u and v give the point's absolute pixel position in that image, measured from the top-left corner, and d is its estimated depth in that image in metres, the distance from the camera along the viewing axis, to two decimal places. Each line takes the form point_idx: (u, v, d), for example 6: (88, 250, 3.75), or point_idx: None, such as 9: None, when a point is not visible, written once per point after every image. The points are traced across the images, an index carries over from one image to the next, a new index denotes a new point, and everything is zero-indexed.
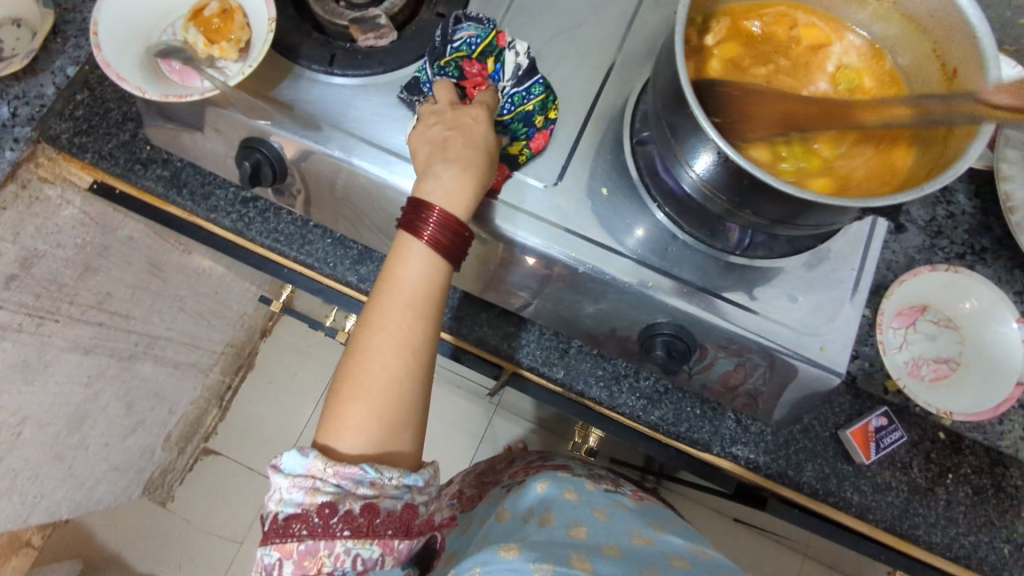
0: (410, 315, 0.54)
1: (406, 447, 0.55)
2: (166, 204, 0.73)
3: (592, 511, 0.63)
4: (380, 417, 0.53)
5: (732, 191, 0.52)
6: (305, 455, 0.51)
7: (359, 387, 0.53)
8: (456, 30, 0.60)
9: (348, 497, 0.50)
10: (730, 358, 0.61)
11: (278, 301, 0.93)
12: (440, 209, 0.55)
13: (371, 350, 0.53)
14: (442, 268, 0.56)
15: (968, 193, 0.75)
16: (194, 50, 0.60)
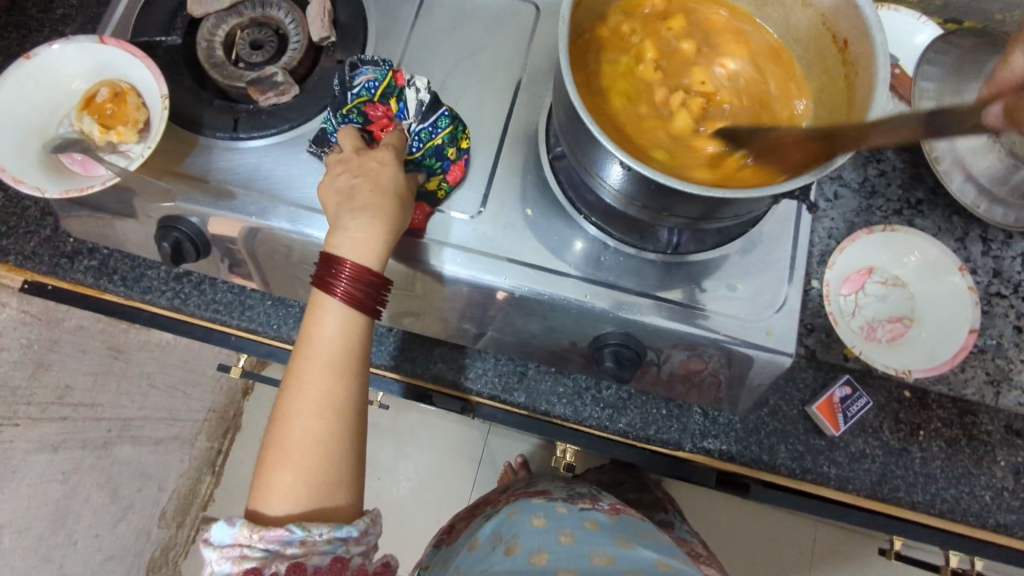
0: (331, 373, 0.54)
1: (340, 506, 0.54)
2: (100, 293, 0.72)
3: (556, 536, 0.64)
4: (308, 481, 0.52)
5: (648, 196, 0.52)
6: (231, 524, 0.50)
7: (284, 453, 0.52)
8: (355, 75, 0.59)
9: (274, 560, 0.49)
10: (685, 351, 0.59)
11: (237, 367, 0.85)
12: (351, 262, 0.54)
13: (294, 414, 0.53)
14: (360, 321, 0.55)
15: (896, 148, 0.75)
16: (93, 139, 0.59)
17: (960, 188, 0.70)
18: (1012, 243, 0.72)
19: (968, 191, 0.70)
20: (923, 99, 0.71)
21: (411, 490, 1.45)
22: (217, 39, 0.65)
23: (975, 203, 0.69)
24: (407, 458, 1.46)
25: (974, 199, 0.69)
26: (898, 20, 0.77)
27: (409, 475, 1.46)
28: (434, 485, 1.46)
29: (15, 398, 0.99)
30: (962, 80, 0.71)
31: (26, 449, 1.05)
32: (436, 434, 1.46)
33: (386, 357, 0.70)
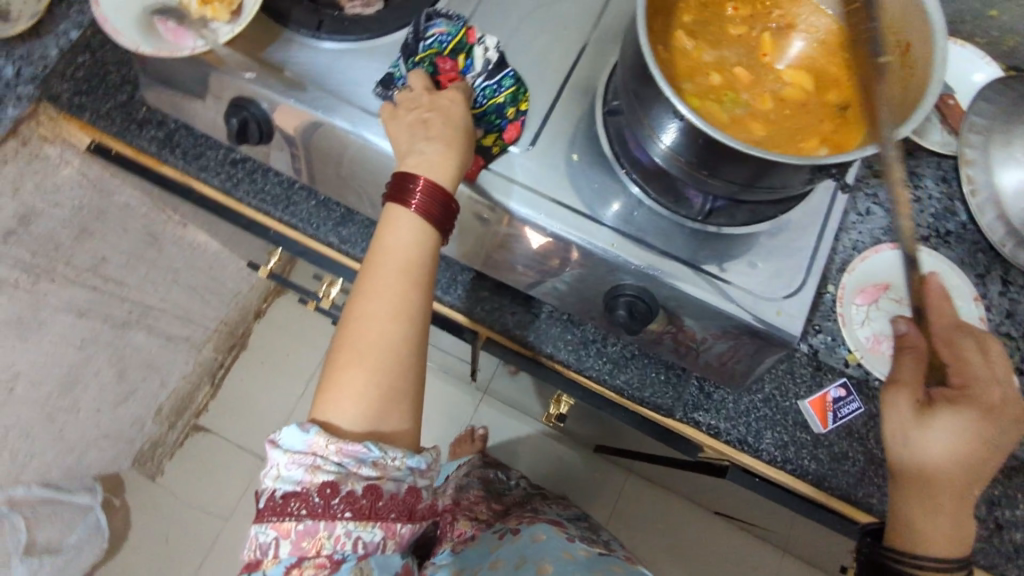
0: (406, 283, 0.58)
1: (403, 415, 0.58)
2: (159, 163, 0.76)
3: (586, 567, 0.74)
4: (378, 388, 0.56)
5: (696, 155, 0.54)
6: (305, 431, 0.54)
7: (356, 355, 0.56)
8: (429, 27, 0.64)
9: (349, 477, 0.54)
10: (726, 342, 0.63)
11: (265, 268, 0.91)
12: (427, 178, 0.57)
13: (367, 316, 0.56)
14: (432, 235, 0.59)
15: (935, 178, 0.77)
16: (187, 10, 0.64)
17: (991, 225, 0.73)
18: None
19: (998, 229, 0.73)
20: (970, 132, 0.74)
21: None
22: None
23: (1002, 242, 0.73)
24: None
25: (1002, 237, 0.72)
26: (959, 56, 0.80)
27: None
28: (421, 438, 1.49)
29: (57, 257, 0.94)
30: (1009, 124, 0.73)
31: (55, 307, 0.99)
32: (431, 391, 1.50)
33: None
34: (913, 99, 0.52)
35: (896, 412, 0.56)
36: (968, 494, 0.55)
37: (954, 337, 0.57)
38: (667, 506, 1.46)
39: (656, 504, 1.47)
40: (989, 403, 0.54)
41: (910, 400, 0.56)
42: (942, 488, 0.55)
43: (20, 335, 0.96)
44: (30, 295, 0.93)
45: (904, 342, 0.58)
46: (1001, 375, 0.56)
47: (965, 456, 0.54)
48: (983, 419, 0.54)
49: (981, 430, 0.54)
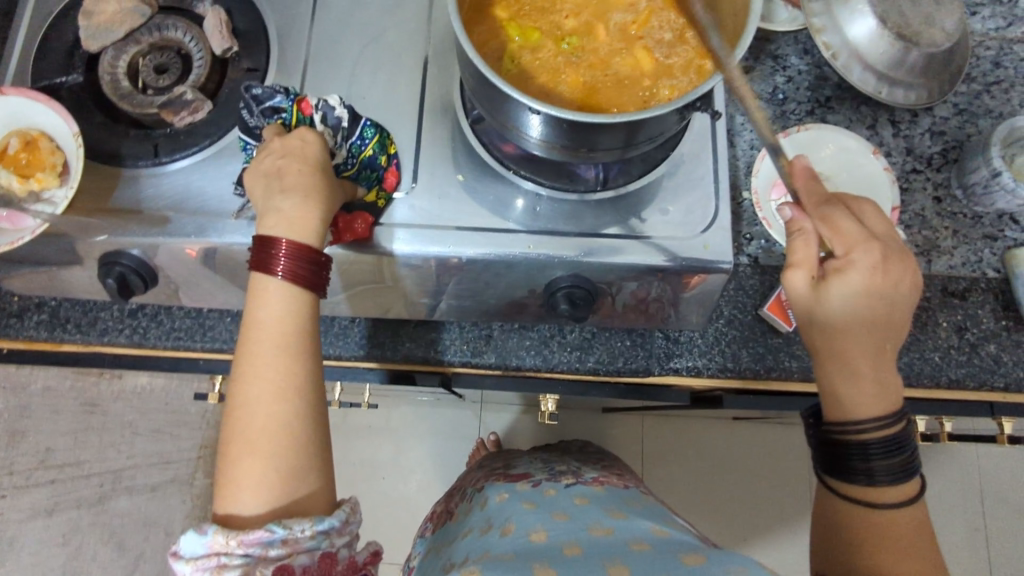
0: (284, 353, 0.52)
1: (314, 490, 0.52)
2: (58, 345, 0.71)
3: (550, 515, 0.67)
4: (277, 468, 0.50)
5: (568, 137, 0.54)
6: (202, 533, 0.49)
7: (246, 441, 0.50)
8: (263, 106, 0.59)
9: (258, 565, 0.48)
10: (636, 281, 0.62)
11: (214, 393, 0.87)
12: (287, 240, 0.53)
13: (250, 400, 0.51)
14: (306, 297, 0.54)
15: (797, 54, 0.79)
16: (12, 191, 0.59)
17: (862, 78, 0.73)
18: (918, 121, 0.77)
19: (869, 79, 0.73)
20: (812, 1, 0.74)
21: (418, 482, 1.47)
22: (119, 70, 0.65)
23: (878, 89, 0.74)
24: (409, 452, 1.49)
25: (876, 85, 0.74)
26: None
27: (413, 467, 1.48)
28: (437, 471, 1.48)
29: None
30: None
31: None
32: (429, 422, 1.49)
33: (355, 347, 0.71)
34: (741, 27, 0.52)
35: (797, 293, 0.53)
36: (882, 349, 0.53)
37: (828, 206, 0.54)
38: (682, 433, 1.49)
39: (672, 436, 1.49)
40: (876, 260, 0.52)
41: (807, 276, 0.53)
42: (855, 349, 0.52)
43: None
44: None
45: (791, 226, 0.55)
46: (876, 230, 0.55)
47: (867, 311, 0.52)
48: (872, 274, 0.52)
49: (874, 284, 0.52)
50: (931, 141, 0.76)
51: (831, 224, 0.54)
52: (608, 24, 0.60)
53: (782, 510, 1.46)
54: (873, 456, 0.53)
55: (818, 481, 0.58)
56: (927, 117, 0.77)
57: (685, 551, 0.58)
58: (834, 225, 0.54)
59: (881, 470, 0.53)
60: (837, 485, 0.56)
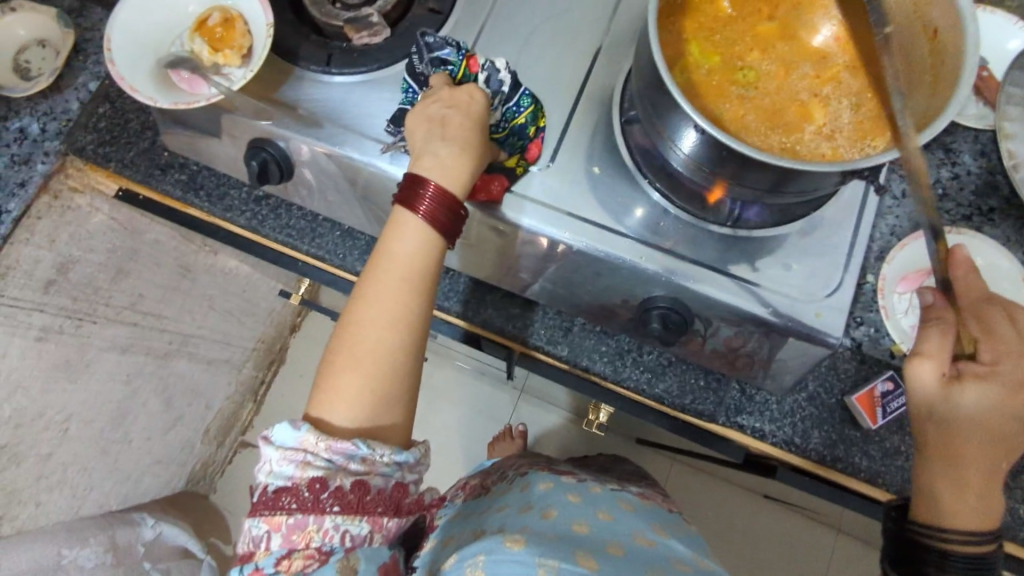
0: (407, 288, 0.55)
1: (395, 422, 0.55)
2: (185, 206, 0.77)
3: (594, 512, 0.71)
4: (374, 390, 0.53)
5: (720, 164, 0.53)
6: (297, 428, 0.51)
7: (353, 358, 0.53)
8: (437, 52, 0.61)
9: (339, 473, 0.51)
10: (733, 328, 0.61)
11: (297, 295, 0.92)
12: (436, 183, 0.55)
13: (366, 321, 0.54)
14: (437, 241, 0.56)
15: (973, 154, 0.74)
16: (201, 59, 0.64)
17: None
18: None
19: None
20: (1008, 104, 0.70)
21: (440, 444, 1.51)
22: None
23: None
24: (441, 413, 1.52)
25: None
26: (992, 22, 0.76)
27: (441, 429, 1.51)
28: (461, 440, 1.50)
29: (93, 298, 0.97)
30: None
31: (100, 346, 1.04)
32: (469, 392, 1.52)
33: (442, 298, 0.73)
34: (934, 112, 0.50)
35: (925, 382, 0.53)
36: (991, 464, 0.53)
37: (987, 309, 0.55)
38: (709, 489, 1.45)
39: (698, 488, 1.45)
40: (1021, 376, 0.52)
41: (941, 368, 0.52)
42: (969, 455, 0.52)
43: (67, 377, 1.01)
44: (76, 338, 0.98)
45: (929, 312, 0.54)
46: None
47: (995, 423, 0.52)
48: (1015, 390, 0.52)
49: (1013, 401, 0.51)
50: None
51: (982, 328, 0.54)
52: (793, 73, 0.59)
53: None
54: (953, 568, 0.53)
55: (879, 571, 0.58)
56: None
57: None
58: (985, 330, 0.54)
59: None
60: None
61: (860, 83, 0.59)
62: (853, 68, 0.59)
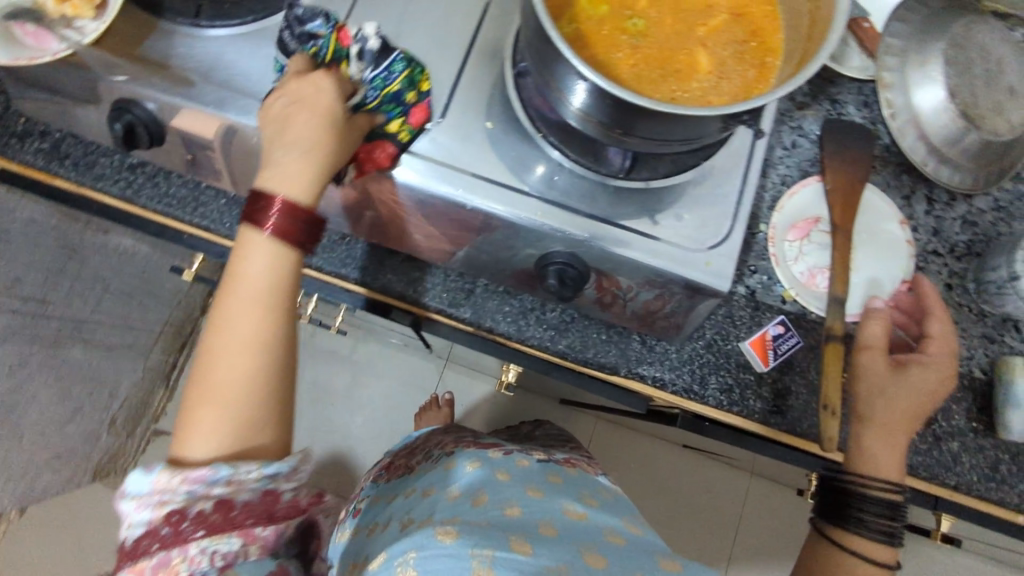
0: (256, 308, 0.52)
1: (267, 442, 0.53)
2: (50, 177, 0.70)
3: (524, 488, 0.68)
4: (234, 417, 0.51)
5: (610, 116, 0.53)
6: (149, 472, 0.49)
7: (207, 389, 0.51)
8: (302, 28, 0.56)
9: (200, 500, 0.49)
10: (652, 291, 0.62)
11: (191, 270, 0.87)
12: (280, 196, 0.53)
13: (218, 352, 0.52)
14: (287, 253, 0.54)
15: (857, 104, 0.77)
16: (45, 9, 0.59)
17: (913, 146, 0.71)
18: (953, 206, 0.75)
19: (920, 149, 0.71)
20: (887, 54, 0.73)
21: (365, 419, 1.48)
22: None
23: (924, 161, 0.71)
24: (365, 386, 1.49)
25: (924, 157, 0.71)
26: None
27: (365, 402, 1.48)
28: (386, 412, 1.48)
29: None
30: (926, 39, 0.71)
31: None
32: (393, 363, 1.50)
33: (339, 265, 0.70)
34: (809, 56, 0.51)
35: (875, 365, 0.62)
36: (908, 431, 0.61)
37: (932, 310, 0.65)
38: (629, 445, 1.50)
39: (619, 444, 1.50)
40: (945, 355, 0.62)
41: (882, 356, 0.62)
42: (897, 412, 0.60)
43: None
44: None
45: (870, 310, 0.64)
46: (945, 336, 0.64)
47: (921, 391, 0.61)
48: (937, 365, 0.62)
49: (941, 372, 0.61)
50: (961, 229, 0.74)
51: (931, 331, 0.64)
52: (682, 20, 0.58)
53: (700, 555, 1.46)
54: (867, 509, 0.60)
55: (813, 525, 0.64)
56: (966, 204, 0.75)
57: (661, 554, 0.61)
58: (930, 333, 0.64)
59: (871, 522, 0.60)
60: (831, 529, 0.62)
61: (744, 28, 0.58)
62: (738, 18, 0.59)
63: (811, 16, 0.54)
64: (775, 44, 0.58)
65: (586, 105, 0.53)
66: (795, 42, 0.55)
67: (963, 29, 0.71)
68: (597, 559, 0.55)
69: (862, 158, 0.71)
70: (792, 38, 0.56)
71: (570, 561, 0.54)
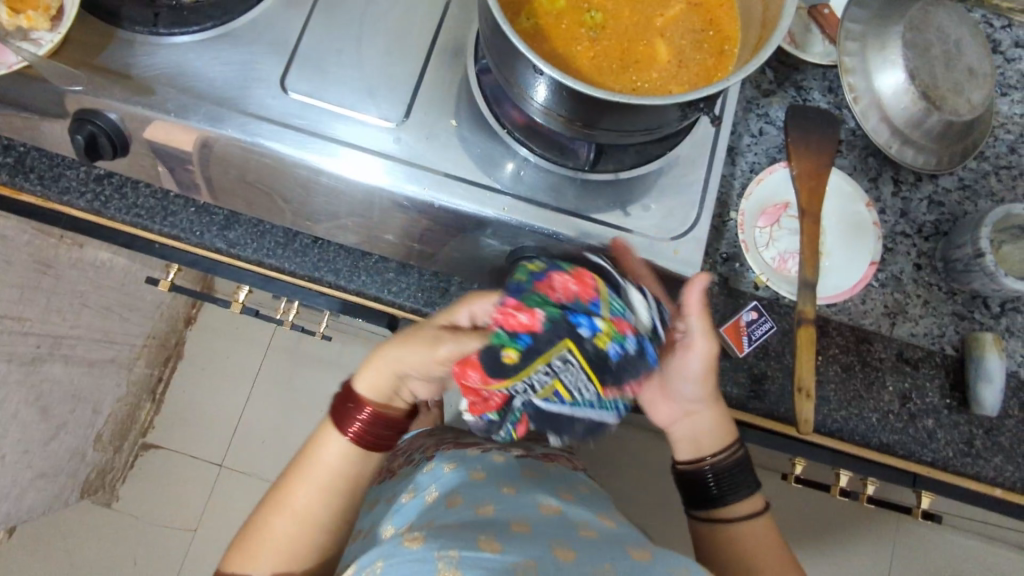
0: (319, 489, 0.63)
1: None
2: (15, 191, 0.69)
3: (498, 487, 0.69)
4: (289, 551, 0.63)
5: (570, 109, 0.53)
6: None
7: (267, 533, 0.63)
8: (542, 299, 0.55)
9: None
10: None
11: (166, 281, 0.86)
12: (371, 406, 0.62)
13: (287, 497, 0.64)
14: (359, 457, 0.64)
15: (821, 91, 0.78)
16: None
17: (876, 129, 0.73)
18: (920, 186, 0.76)
19: (883, 131, 0.73)
20: (847, 39, 0.74)
21: None
22: None
23: (888, 143, 0.73)
24: None
25: (888, 138, 0.73)
26: None
27: None
28: None
29: None
30: (884, 23, 0.72)
31: None
32: None
33: (311, 269, 0.70)
34: (763, 42, 0.52)
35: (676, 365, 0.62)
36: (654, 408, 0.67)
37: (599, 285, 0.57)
38: None
39: None
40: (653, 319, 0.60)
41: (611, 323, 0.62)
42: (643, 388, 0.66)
43: None
44: None
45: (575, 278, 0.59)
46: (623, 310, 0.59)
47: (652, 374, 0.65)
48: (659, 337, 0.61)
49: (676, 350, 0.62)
50: (927, 209, 0.75)
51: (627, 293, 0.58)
52: (639, 12, 0.58)
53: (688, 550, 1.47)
54: (726, 492, 0.67)
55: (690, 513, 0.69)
56: (931, 184, 0.76)
57: (632, 544, 0.61)
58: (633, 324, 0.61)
59: (731, 496, 0.67)
60: (701, 516, 0.68)
61: (702, 16, 0.59)
62: (695, 7, 0.59)
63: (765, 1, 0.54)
64: (732, 31, 0.58)
65: (546, 99, 0.54)
66: (751, 29, 0.56)
67: (921, 12, 0.72)
68: (566, 553, 0.56)
69: (827, 141, 0.71)
70: (748, 24, 0.57)
71: (539, 556, 0.54)
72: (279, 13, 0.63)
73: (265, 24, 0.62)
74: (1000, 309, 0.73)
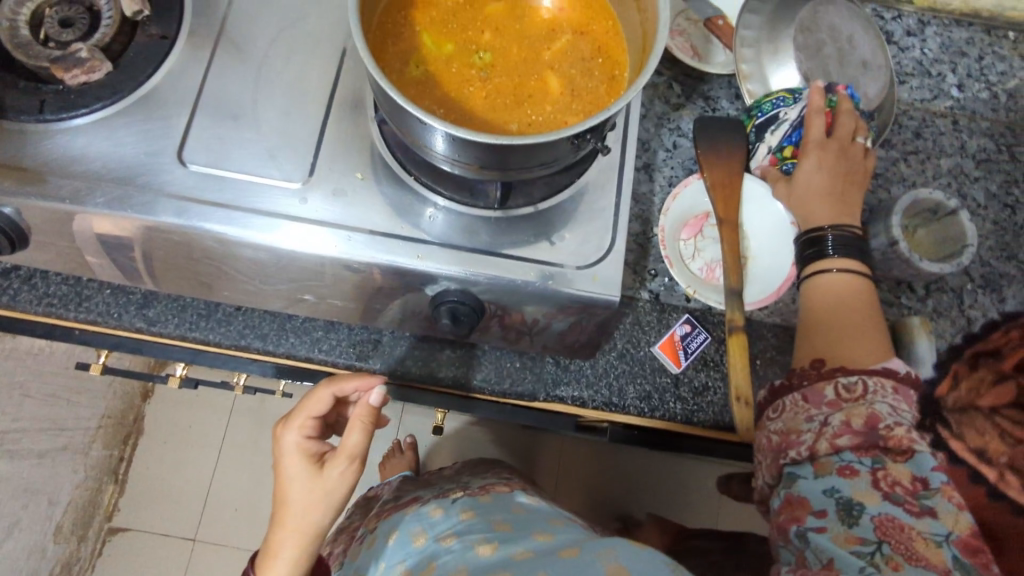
0: None
1: None
2: None
3: (438, 543, 0.66)
4: None
5: (462, 153, 0.53)
6: None
7: None
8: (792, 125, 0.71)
9: None
10: (569, 316, 0.62)
11: (97, 364, 0.83)
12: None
13: None
14: None
15: (729, 98, 0.80)
16: None
17: None
18: None
19: None
20: (744, 46, 0.75)
21: None
22: (21, 17, 0.61)
23: None
24: None
25: None
26: None
27: None
28: None
29: None
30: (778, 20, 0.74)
31: None
32: None
33: (240, 337, 0.69)
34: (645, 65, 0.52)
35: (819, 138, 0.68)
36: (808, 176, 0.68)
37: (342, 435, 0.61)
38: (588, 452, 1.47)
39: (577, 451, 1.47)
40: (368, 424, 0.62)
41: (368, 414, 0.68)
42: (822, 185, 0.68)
43: None
44: None
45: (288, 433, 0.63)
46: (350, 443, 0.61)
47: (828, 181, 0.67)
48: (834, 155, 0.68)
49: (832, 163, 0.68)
50: None
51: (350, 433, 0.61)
52: (527, 47, 0.59)
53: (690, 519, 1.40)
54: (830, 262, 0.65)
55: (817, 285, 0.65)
56: None
57: (563, 548, 0.63)
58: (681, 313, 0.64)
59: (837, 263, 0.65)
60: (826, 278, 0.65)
61: (590, 45, 0.60)
62: (582, 36, 0.60)
63: (644, 24, 0.55)
64: (622, 55, 0.59)
65: (440, 147, 0.54)
66: (637, 52, 0.57)
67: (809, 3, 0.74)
68: None
69: (736, 149, 0.72)
70: (634, 49, 0.58)
71: None
72: (172, 85, 0.62)
73: (158, 98, 0.62)
74: (925, 290, 0.74)
